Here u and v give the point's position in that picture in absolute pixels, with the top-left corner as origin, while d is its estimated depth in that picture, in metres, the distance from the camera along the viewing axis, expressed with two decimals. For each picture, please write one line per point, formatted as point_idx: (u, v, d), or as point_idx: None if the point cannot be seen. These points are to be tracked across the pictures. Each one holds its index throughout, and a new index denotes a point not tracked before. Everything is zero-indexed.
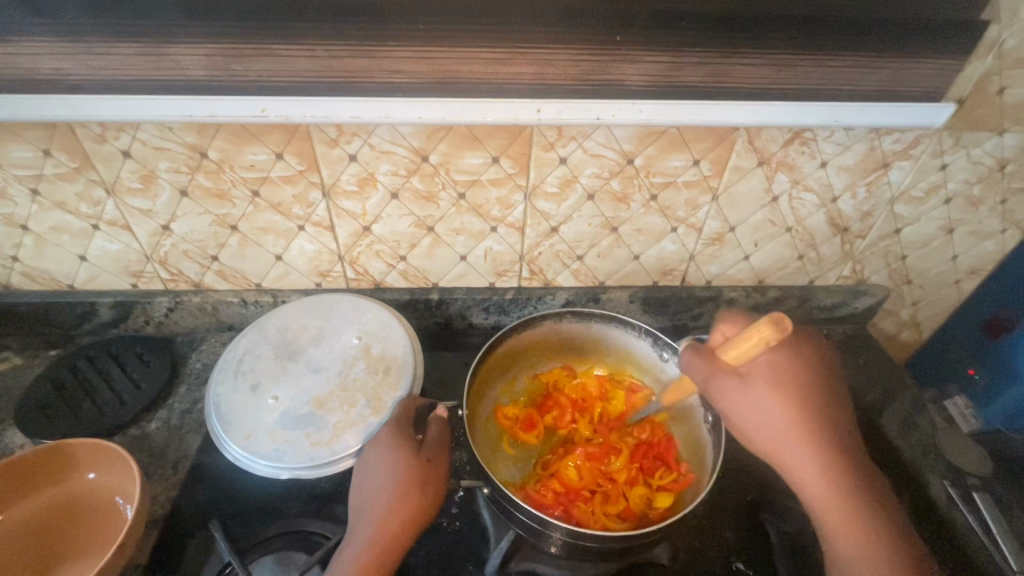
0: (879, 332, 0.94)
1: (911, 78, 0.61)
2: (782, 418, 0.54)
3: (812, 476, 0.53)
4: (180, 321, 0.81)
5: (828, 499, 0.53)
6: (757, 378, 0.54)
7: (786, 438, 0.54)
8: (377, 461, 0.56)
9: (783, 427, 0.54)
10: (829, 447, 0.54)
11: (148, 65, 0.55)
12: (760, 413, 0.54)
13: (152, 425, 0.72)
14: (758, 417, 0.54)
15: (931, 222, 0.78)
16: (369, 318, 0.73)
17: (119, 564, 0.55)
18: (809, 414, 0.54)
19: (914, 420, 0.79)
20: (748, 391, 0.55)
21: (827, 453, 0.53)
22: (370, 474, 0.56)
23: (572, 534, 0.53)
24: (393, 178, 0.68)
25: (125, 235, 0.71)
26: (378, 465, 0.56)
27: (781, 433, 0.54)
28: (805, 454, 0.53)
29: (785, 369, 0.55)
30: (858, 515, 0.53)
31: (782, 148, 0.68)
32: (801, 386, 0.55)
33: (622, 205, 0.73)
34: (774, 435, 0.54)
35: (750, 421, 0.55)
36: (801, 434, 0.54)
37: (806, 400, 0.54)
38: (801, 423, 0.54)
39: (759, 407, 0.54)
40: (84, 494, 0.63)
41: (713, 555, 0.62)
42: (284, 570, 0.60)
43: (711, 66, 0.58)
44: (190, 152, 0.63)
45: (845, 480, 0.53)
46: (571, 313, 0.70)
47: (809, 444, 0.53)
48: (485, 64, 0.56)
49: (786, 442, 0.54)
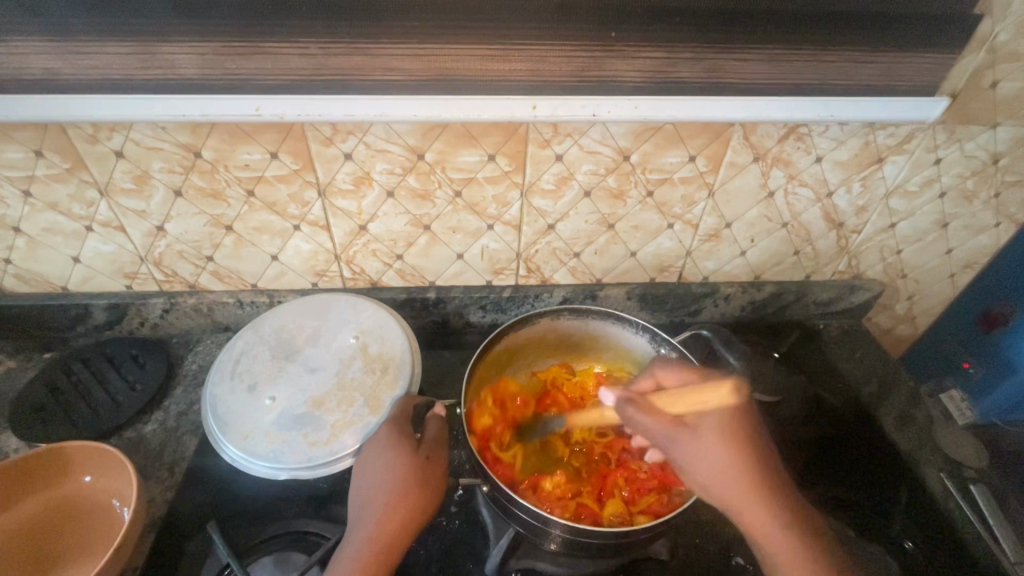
0: (876, 327, 0.94)
1: (905, 72, 0.61)
2: (733, 467, 0.54)
3: (767, 532, 0.52)
4: (175, 322, 0.80)
5: (781, 555, 0.52)
6: (704, 426, 0.56)
7: (736, 486, 0.53)
8: (375, 460, 0.56)
9: (733, 475, 0.53)
10: (774, 500, 0.53)
11: (141, 64, 0.54)
12: (706, 462, 0.54)
13: (149, 427, 0.72)
14: (706, 471, 0.54)
15: (925, 217, 0.78)
16: (366, 318, 0.73)
17: (116, 567, 0.54)
18: (752, 466, 0.54)
19: (911, 414, 0.79)
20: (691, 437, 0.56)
21: (763, 505, 0.53)
22: (369, 473, 0.56)
23: (572, 531, 0.53)
24: (389, 177, 0.67)
25: (119, 236, 0.71)
26: (378, 463, 0.56)
27: (731, 482, 0.53)
28: (757, 506, 0.53)
29: (723, 420, 0.56)
30: (822, 572, 0.50)
31: (778, 143, 0.68)
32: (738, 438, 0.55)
33: (618, 202, 0.73)
34: (725, 486, 0.54)
35: (708, 475, 0.54)
36: (750, 484, 0.53)
37: (750, 452, 0.54)
38: (732, 474, 0.53)
39: (710, 462, 0.54)
40: (79, 497, 0.62)
41: (713, 550, 0.62)
42: (284, 570, 0.60)
43: (706, 62, 0.58)
44: (184, 152, 0.63)
45: (796, 540, 0.51)
46: (569, 310, 0.69)
47: (756, 495, 0.53)
48: (481, 60, 0.56)
49: (727, 490, 0.54)
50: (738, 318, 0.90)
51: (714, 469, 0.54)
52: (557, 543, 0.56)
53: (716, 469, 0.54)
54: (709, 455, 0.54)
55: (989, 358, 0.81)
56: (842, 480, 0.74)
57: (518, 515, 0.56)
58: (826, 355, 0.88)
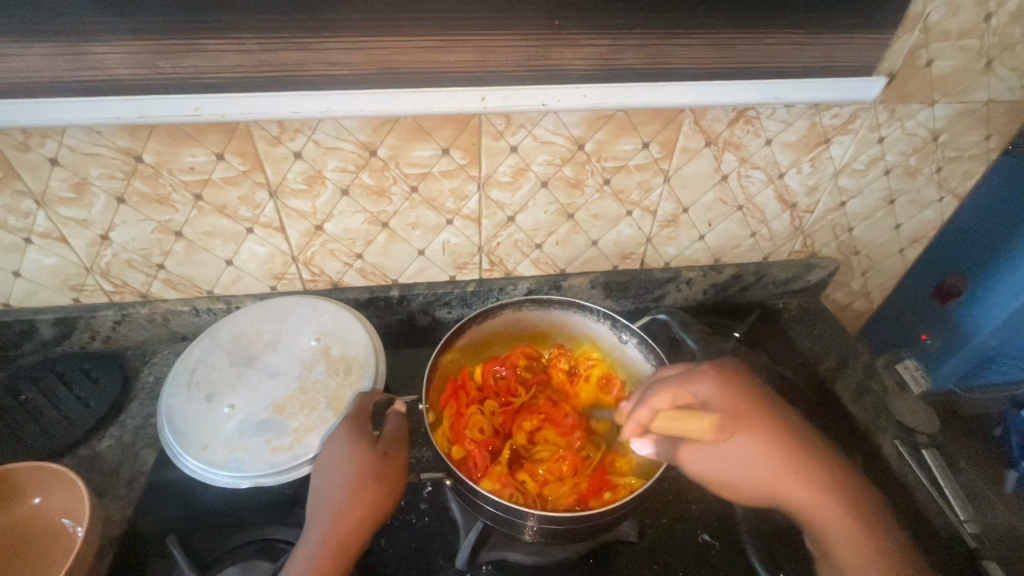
0: (833, 303, 0.97)
1: (842, 53, 0.63)
2: (744, 457, 0.51)
3: (806, 506, 0.49)
4: (129, 334, 0.77)
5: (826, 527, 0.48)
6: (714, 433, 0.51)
7: (756, 473, 0.50)
8: (334, 458, 0.55)
9: (751, 464, 0.51)
10: (797, 464, 0.50)
11: (68, 65, 0.52)
12: (723, 461, 0.52)
13: (104, 443, 0.70)
14: (711, 466, 0.52)
15: (873, 194, 0.81)
16: (327, 319, 0.72)
17: None
18: (766, 447, 0.51)
19: (867, 384, 0.82)
20: (696, 445, 0.53)
21: (801, 481, 0.49)
22: (327, 472, 0.55)
23: (545, 520, 0.52)
24: (342, 175, 0.66)
25: (60, 247, 0.68)
26: (336, 463, 0.55)
27: (748, 471, 0.50)
28: (788, 477, 0.50)
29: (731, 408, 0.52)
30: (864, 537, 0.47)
31: (728, 127, 0.69)
32: (743, 423, 0.51)
33: (576, 191, 0.73)
34: (756, 475, 0.50)
35: (721, 469, 0.52)
36: (763, 460, 0.50)
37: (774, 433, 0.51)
38: (750, 460, 0.50)
39: (719, 456, 0.52)
40: (27, 520, 0.59)
41: (680, 529, 0.63)
42: None
43: (651, 48, 0.59)
44: (124, 157, 0.61)
45: (834, 510, 0.48)
46: (530, 301, 0.69)
47: (785, 468, 0.50)
48: (426, 52, 0.55)
49: (747, 474, 0.51)
50: (700, 301, 0.91)
51: (714, 461, 0.52)
52: (528, 534, 0.55)
53: (723, 462, 0.51)
54: (725, 454, 0.52)
55: (944, 328, 0.87)
56: None
57: (485, 507, 0.55)
58: (786, 332, 0.90)
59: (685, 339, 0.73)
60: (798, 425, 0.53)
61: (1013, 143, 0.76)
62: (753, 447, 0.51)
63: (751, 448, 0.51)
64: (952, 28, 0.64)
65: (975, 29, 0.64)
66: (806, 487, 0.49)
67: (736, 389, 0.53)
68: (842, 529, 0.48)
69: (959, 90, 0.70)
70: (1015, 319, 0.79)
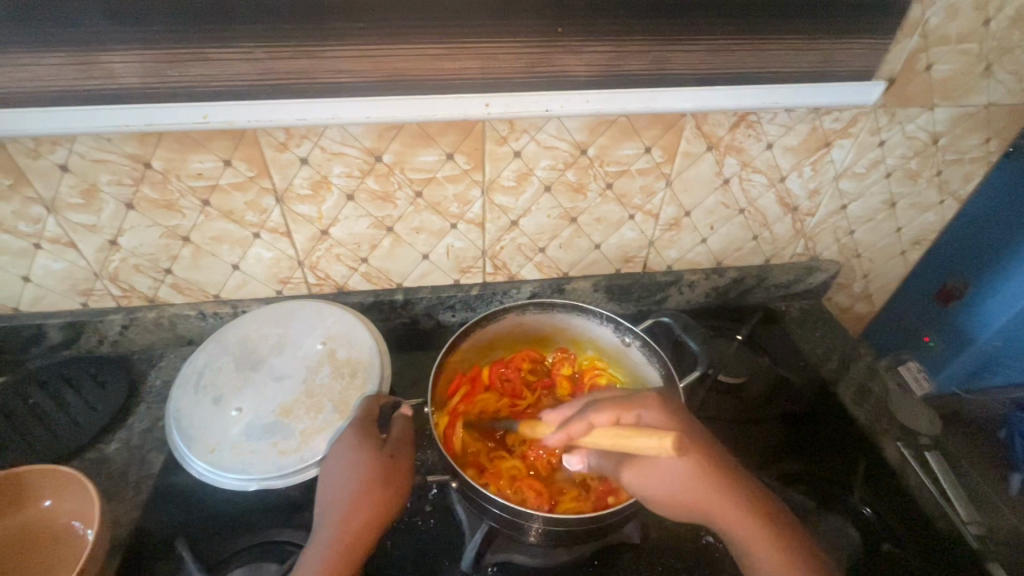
0: (836, 306, 0.97)
1: (843, 57, 0.63)
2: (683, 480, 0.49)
3: (726, 519, 0.48)
4: (136, 338, 0.78)
5: (745, 534, 0.48)
6: (661, 456, 0.49)
7: (692, 492, 0.48)
8: (342, 461, 0.56)
9: (698, 480, 0.48)
10: (743, 496, 0.48)
11: (79, 74, 0.52)
12: (658, 480, 0.50)
13: (112, 447, 0.70)
14: (649, 483, 0.50)
15: (874, 197, 0.82)
16: (332, 323, 0.72)
17: None
18: (711, 477, 0.48)
19: (869, 386, 0.82)
20: (638, 464, 0.51)
21: (738, 500, 0.48)
22: (335, 474, 0.55)
23: (549, 522, 0.53)
24: (348, 180, 0.67)
25: (69, 253, 0.69)
26: (343, 466, 0.56)
27: (692, 495, 0.49)
28: (724, 501, 0.48)
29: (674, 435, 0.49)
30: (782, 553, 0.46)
31: (729, 132, 0.70)
32: (694, 450, 0.49)
33: (579, 195, 0.74)
34: (686, 493, 0.49)
35: (658, 487, 0.49)
36: (711, 488, 0.48)
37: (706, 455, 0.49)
38: (688, 484, 0.48)
39: (654, 473, 0.50)
40: (37, 523, 0.59)
41: (683, 531, 0.63)
42: None
43: (652, 54, 0.59)
44: (133, 163, 0.62)
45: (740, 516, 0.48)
46: (534, 305, 0.69)
47: (725, 495, 0.48)
48: (430, 59, 0.56)
49: (685, 495, 0.49)
50: (703, 304, 0.92)
51: (651, 479, 0.50)
52: (533, 536, 0.56)
53: (662, 480, 0.49)
54: (658, 472, 0.50)
55: (947, 333, 0.89)
56: (807, 451, 0.75)
57: (491, 509, 0.55)
58: (788, 334, 0.90)
59: (687, 342, 0.73)
60: (719, 451, 0.50)
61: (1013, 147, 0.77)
62: (696, 465, 0.48)
63: (692, 467, 0.48)
64: (951, 33, 0.64)
65: (974, 33, 0.65)
66: (734, 504, 0.48)
67: (674, 413, 0.51)
68: (772, 557, 0.47)
69: (959, 94, 0.71)
70: (1014, 319, 0.81)
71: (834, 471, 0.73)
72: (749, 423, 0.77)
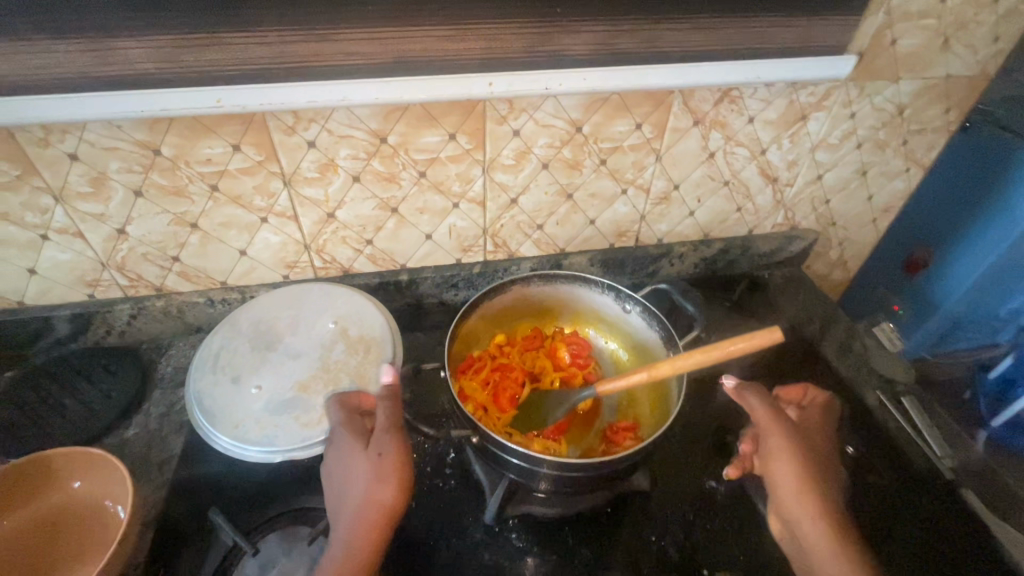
0: (815, 273, 1.05)
1: (815, 33, 0.68)
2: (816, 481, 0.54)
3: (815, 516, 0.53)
4: (144, 327, 0.79)
5: (823, 552, 0.51)
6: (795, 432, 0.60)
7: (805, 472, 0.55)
8: (338, 461, 0.57)
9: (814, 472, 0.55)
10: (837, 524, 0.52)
11: (92, 60, 0.54)
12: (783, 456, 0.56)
13: (131, 431, 0.71)
14: (782, 450, 0.56)
15: (846, 166, 0.88)
16: (342, 303, 0.75)
17: (123, 556, 0.53)
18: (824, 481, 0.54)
19: (850, 343, 0.85)
20: (794, 454, 0.55)
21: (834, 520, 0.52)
22: (335, 477, 0.56)
23: (563, 467, 0.54)
24: (354, 162, 0.69)
25: (77, 243, 0.69)
26: (341, 465, 0.56)
27: (820, 499, 0.53)
28: (825, 506, 0.53)
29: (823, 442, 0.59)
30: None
31: (714, 107, 0.74)
32: (826, 457, 0.58)
33: (575, 172, 0.77)
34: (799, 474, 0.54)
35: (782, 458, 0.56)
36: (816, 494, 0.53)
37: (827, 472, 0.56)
38: (803, 480, 0.54)
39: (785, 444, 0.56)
40: (70, 505, 0.60)
41: (687, 480, 0.65)
42: (291, 544, 0.58)
43: (644, 33, 0.63)
44: (142, 150, 0.63)
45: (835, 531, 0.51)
46: (539, 277, 0.68)
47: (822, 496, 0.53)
48: (436, 41, 0.59)
49: (795, 487, 0.54)
50: (692, 275, 0.97)
51: (781, 444, 0.56)
52: (549, 484, 0.57)
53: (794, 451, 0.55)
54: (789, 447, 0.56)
55: (916, 297, 0.98)
56: None
57: (510, 462, 0.56)
58: (771, 297, 0.95)
59: (685, 307, 0.76)
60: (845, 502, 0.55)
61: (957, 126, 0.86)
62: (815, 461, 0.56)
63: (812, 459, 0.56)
64: (912, 9, 0.70)
65: (932, 9, 0.70)
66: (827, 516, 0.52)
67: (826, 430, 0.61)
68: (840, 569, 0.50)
69: (921, 67, 0.77)
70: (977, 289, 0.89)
71: None
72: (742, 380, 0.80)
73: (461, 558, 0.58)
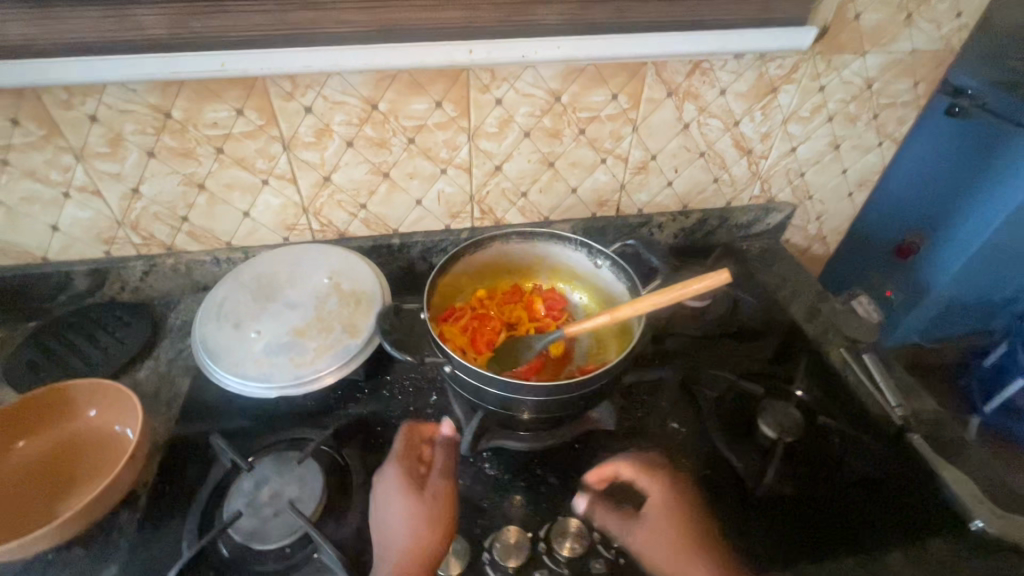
0: (794, 247, 1.09)
1: (776, 6, 0.73)
2: (684, 556, 0.57)
3: None
4: (156, 284, 0.85)
5: None
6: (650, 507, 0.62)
7: (673, 548, 0.58)
8: (394, 501, 0.60)
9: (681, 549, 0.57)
10: None
11: (111, 27, 0.60)
12: (649, 541, 0.58)
13: (142, 374, 0.77)
14: (646, 538, 0.58)
15: (819, 139, 0.92)
16: (337, 261, 0.81)
17: (132, 467, 0.59)
18: (690, 553, 0.58)
19: (818, 306, 0.88)
20: (655, 538, 0.58)
21: None
22: (389, 515, 0.59)
23: (544, 394, 0.60)
24: (348, 128, 0.75)
25: (95, 201, 0.76)
26: (395, 502, 0.60)
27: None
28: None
29: (686, 505, 0.62)
30: None
31: (686, 79, 0.79)
32: (687, 519, 0.61)
33: (555, 140, 0.82)
34: (667, 556, 0.57)
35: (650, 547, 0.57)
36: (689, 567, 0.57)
37: (690, 537, 0.59)
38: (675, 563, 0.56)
39: (646, 533, 0.58)
40: (85, 432, 0.66)
41: (650, 420, 0.70)
42: (282, 466, 0.61)
43: (613, 4, 0.68)
44: (154, 113, 0.69)
45: None
46: (516, 234, 0.74)
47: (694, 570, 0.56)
48: (419, 10, 0.65)
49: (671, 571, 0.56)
50: (673, 246, 1.01)
51: (643, 535, 0.58)
52: (532, 412, 0.63)
53: (656, 534, 0.58)
54: (650, 533, 0.58)
55: (907, 282, 1.11)
56: (759, 357, 0.81)
57: (492, 392, 0.62)
58: (750, 267, 0.99)
59: (651, 260, 0.82)
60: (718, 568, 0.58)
61: (947, 106, 0.88)
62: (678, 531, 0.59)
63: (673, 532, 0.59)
64: None
65: None
66: None
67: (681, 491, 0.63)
68: None
69: (886, 41, 0.81)
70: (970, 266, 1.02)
71: (778, 371, 0.79)
72: (711, 338, 0.83)
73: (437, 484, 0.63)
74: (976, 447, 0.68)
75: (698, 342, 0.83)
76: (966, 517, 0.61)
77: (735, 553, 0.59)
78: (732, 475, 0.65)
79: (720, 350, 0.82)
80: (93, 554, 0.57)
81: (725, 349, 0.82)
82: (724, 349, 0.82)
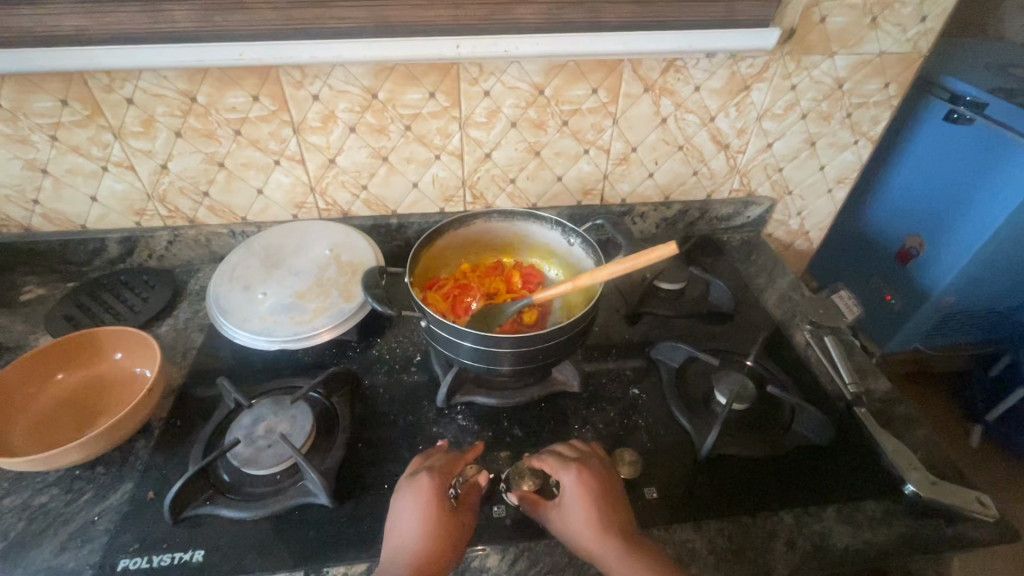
0: (776, 241, 1.14)
1: (741, 9, 0.79)
2: (600, 531, 0.56)
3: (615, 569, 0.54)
4: (178, 253, 0.95)
5: None
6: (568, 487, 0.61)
7: (588, 522, 0.57)
8: (410, 511, 0.57)
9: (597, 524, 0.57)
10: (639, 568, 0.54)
11: (147, 20, 0.70)
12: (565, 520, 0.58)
13: (162, 329, 0.86)
14: (563, 519, 0.58)
15: (794, 136, 0.97)
16: (338, 236, 0.89)
17: (150, 400, 0.68)
18: (609, 529, 0.57)
19: (789, 295, 0.95)
20: (570, 517, 0.58)
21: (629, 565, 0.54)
22: (403, 522, 0.57)
23: (518, 344, 0.64)
24: (351, 115, 0.83)
25: (129, 175, 0.86)
26: (411, 513, 0.57)
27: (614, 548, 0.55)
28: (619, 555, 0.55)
29: (607, 482, 0.61)
30: None
31: (661, 75, 0.86)
32: (607, 495, 0.60)
33: (540, 131, 0.90)
34: (583, 531, 0.57)
35: (567, 527, 0.58)
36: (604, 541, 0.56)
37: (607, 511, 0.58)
38: (590, 538, 0.56)
39: (561, 513, 0.59)
40: (112, 373, 0.75)
41: (613, 386, 0.78)
42: (278, 407, 0.69)
43: (587, 5, 0.76)
44: (182, 98, 0.79)
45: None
46: (498, 212, 0.81)
47: (612, 544, 0.56)
48: (411, 9, 0.73)
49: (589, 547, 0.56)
50: (656, 235, 1.07)
51: (560, 517, 0.58)
52: (510, 364, 0.67)
53: (572, 513, 0.58)
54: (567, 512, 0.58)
55: None
56: (726, 336, 0.88)
57: (467, 345, 0.66)
58: (729, 259, 1.04)
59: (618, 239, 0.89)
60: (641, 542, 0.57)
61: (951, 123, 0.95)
62: (595, 506, 0.58)
63: (589, 506, 0.58)
64: None
65: None
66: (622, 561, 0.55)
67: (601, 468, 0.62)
68: None
69: (853, 43, 0.86)
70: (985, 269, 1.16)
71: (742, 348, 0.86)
72: (684, 316, 0.90)
73: (415, 429, 0.71)
74: (925, 426, 0.74)
75: (668, 321, 0.89)
76: (899, 482, 0.66)
77: (678, 498, 0.65)
78: (685, 435, 0.71)
79: (689, 329, 0.89)
80: (114, 471, 0.66)
81: (694, 328, 0.89)
82: (692, 329, 0.89)
